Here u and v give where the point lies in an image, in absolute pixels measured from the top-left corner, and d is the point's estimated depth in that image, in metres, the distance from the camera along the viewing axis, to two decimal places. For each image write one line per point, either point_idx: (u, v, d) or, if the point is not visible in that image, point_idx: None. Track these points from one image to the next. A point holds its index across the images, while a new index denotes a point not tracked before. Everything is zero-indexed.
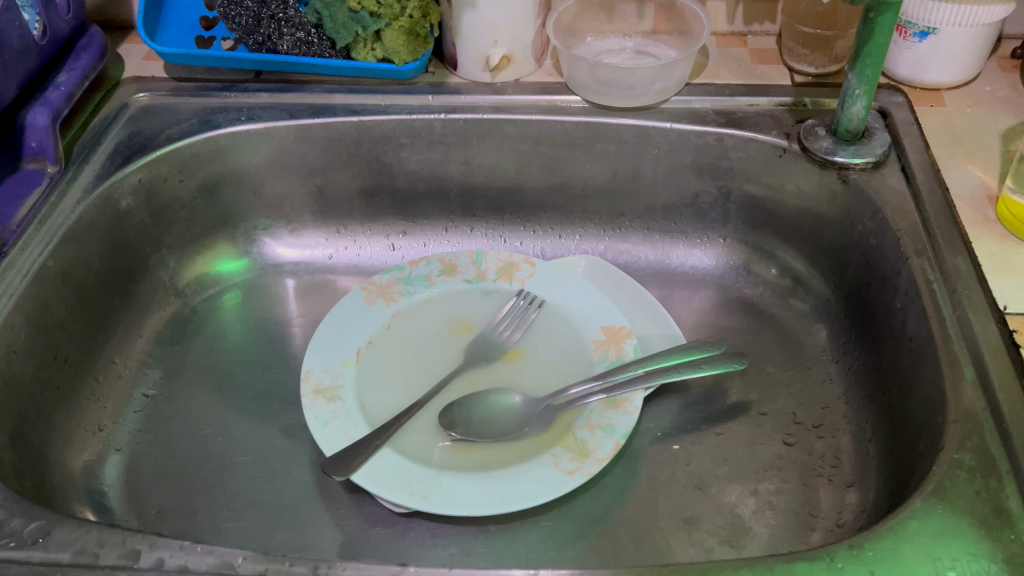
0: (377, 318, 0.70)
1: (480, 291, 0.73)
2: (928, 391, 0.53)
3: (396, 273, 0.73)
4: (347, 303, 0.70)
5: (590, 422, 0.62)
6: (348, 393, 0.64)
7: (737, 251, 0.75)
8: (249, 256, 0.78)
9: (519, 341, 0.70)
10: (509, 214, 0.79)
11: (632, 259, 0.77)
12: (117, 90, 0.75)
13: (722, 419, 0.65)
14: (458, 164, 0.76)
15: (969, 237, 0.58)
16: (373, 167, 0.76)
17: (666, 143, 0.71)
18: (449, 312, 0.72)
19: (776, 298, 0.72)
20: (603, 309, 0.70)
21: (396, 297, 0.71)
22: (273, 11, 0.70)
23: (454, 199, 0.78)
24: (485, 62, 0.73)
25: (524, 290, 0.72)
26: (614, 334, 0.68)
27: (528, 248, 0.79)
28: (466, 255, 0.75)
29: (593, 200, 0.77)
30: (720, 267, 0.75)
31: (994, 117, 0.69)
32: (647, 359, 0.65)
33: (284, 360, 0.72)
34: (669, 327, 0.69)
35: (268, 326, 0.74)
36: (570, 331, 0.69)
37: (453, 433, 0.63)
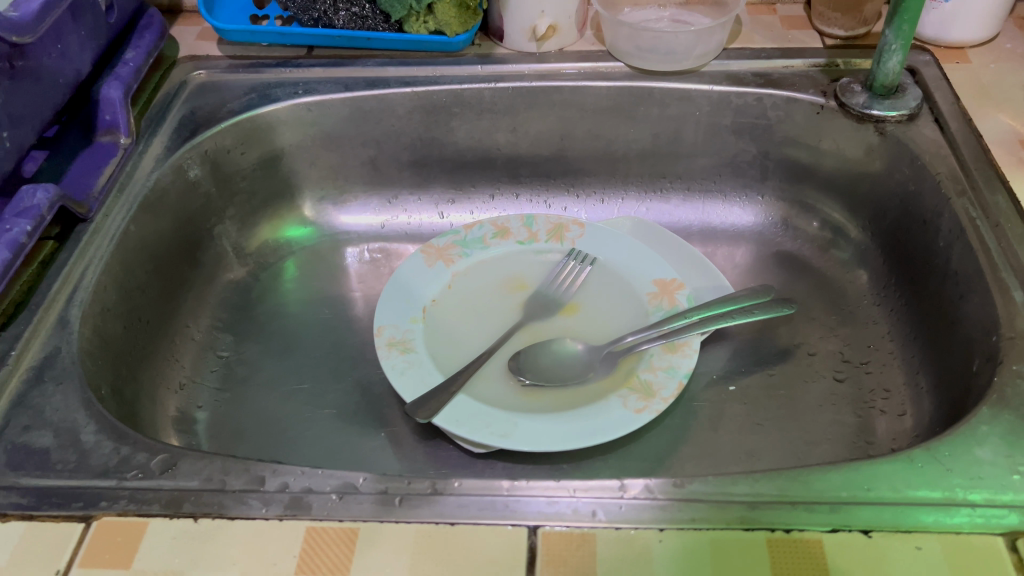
0: (439, 278, 0.73)
1: (533, 252, 0.76)
2: (978, 318, 0.57)
3: (452, 236, 0.76)
4: (409, 264, 0.73)
5: (652, 365, 0.66)
6: (420, 345, 0.67)
7: (774, 207, 0.78)
8: (309, 225, 0.81)
9: (574, 296, 0.73)
10: (553, 180, 0.82)
11: (674, 219, 0.81)
12: (175, 69, 0.78)
13: (773, 362, 0.69)
14: (506, 131, 0.79)
15: (1006, 178, 0.62)
16: (424, 136, 0.79)
17: (708, 104, 0.75)
18: (505, 272, 0.75)
19: (815, 250, 0.76)
20: (654, 264, 0.73)
21: (455, 258, 0.74)
22: None
23: (501, 167, 0.81)
24: (532, 32, 0.76)
25: (575, 249, 0.75)
26: (666, 286, 0.71)
27: (571, 213, 0.83)
28: (517, 218, 0.78)
29: (635, 163, 0.80)
30: (759, 223, 0.79)
31: (1018, 70, 0.72)
32: (700, 307, 0.69)
33: (348, 322, 0.74)
34: (717, 279, 0.73)
35: (329, 291, 0.77)
36: (623, 285, 0.73)
37: (523, 379, 0.66)
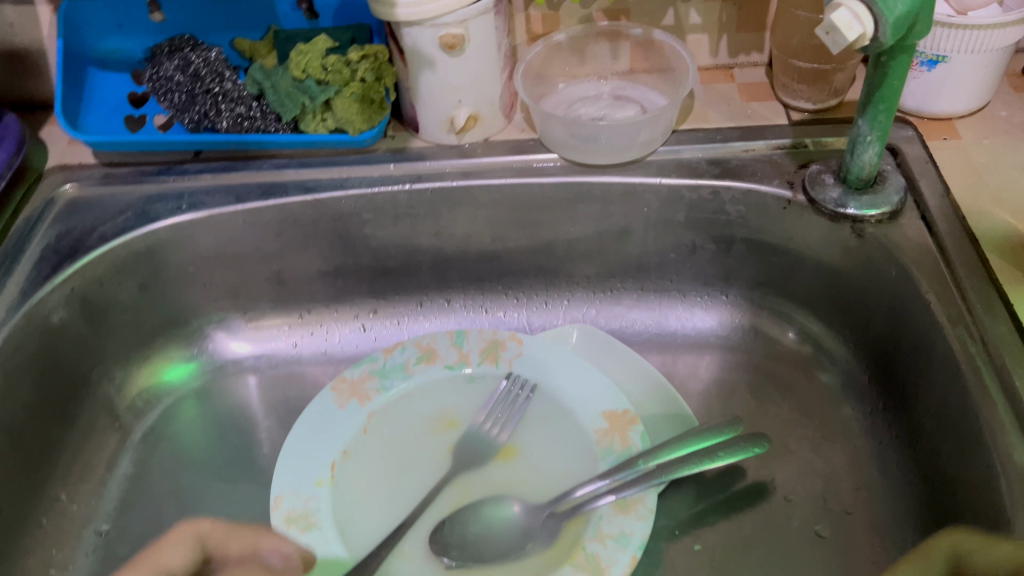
0: (352, 422, 0.62)
1: (464, 378, 0.66)
2: (983, 490, 0.47)
3: (369, 365, 0.65)
4: (316, 407, 0.62)
5: (600, 532, 0.55)
6: (325, 519, 0.56)
7: (741, 309, 0.68)
8: (196, 357, 0.71)
9: (512, 435, 0.64)
10: (488, 283, 0.72)
11: (628, 324, 0.71)
12: (42, 183, 0.67)
13: (745, 510, 0.59)
14: (428, 235, 0.68)
15: (1009, 299, 0.52)
16: (334, 245, 0.68)
17: (657, 200, 0.65)
18: (432, 406, 0.65)
19: (791, 362, 0.66)
20: (604, 389, 0.63)
21: (371, 394, 0.64)
22: (207, 86, 0.65)
23: (427, 272, 0.71)
24: (451, 124, 0.66)
25: (513, 374, 0.65)
26: (617, 421, 0.61)
27: (511, 319, 0.72)
28: (445, 336, 0.67)
29: (580, 262, 0.70)
30: (723, 326, 0.69)
31: (1015, 146, 0.62)
32: (655, 449, 0.58)
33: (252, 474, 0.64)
34: (675, 406, 0.63)
35: (231, 432, 0.67)
36: (567, 420, 0.63)
37: (448, 559, 0.57)
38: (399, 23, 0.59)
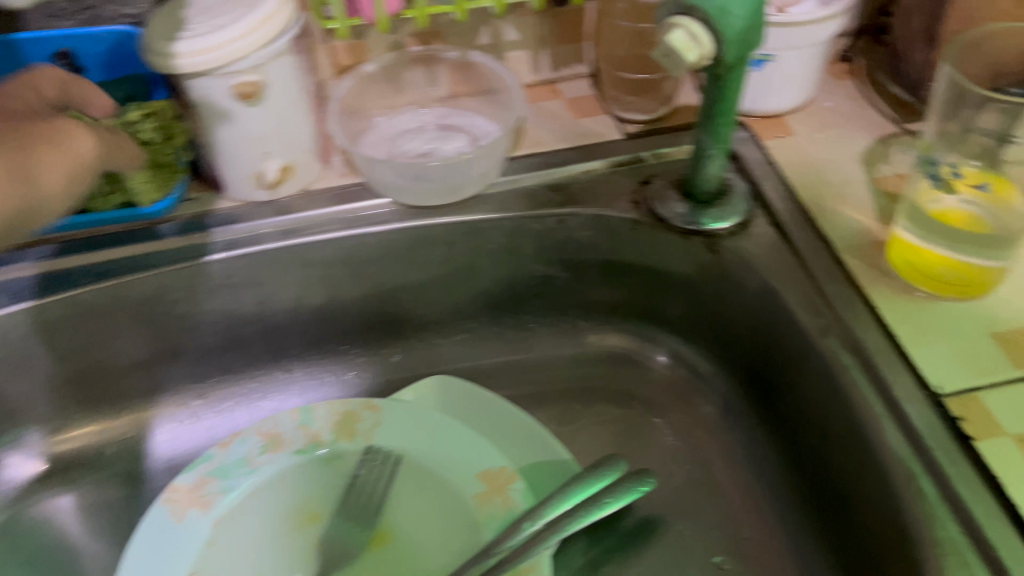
0: (194, 538, 0.54)
1: (318, 461, 0.59)
2: (880, 510, 0.45)
3: (204, 466, 0.57)
4: (147, 526, 0.53)
5: None
6: None
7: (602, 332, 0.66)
8: None
9: (383, 518, 0.58)
10: (330, 344, 0.65)
11: (487, 365, 0.66)
12: None
13: (640, 553, 0.55)
14: (253, 305, 0.60)
15: (872, 301, 0.51)
16: (143, 331, 0.59)
17: (502, 235, 0.60)
18: (286, 500, 0.58)
19: (662, 384, 0.63)
20: (474, 448, 0.58)
21: (212, 500, 0.56)
22: None
23: (258, 343, 0.63)
24: (259, 179, 0.58)
25: (372, 448, 0.59)
26: (495, 480, 0.56)
27: (361, 380, 0.66)
28: (289, 416, 0.60)
29: (428, 308, 0.64)
30: (587, 354, 0.65)
31: (847, 136, 0.61)
32: (538, 507, 0.54)
33: None
34: (554, 452, 0.58)
35: (46, 561, 0.56)
36: (440, 489, 0.57)
37: None
38: (181, 74, 0.51)
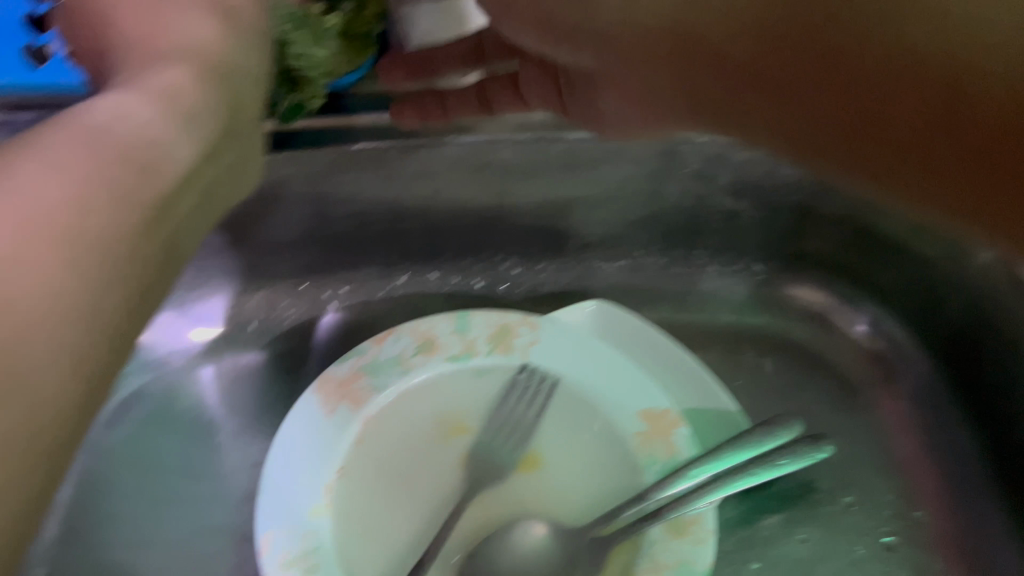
0: (342, 433, 0.52)
1: (471, 371, 0.57)
2: None
3: (358, 359, 0.55)
4: (298, 414, 0.52)
5: (655, 561, 0.47)
6: (329, 561, 0.47)
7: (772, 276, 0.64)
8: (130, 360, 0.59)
9: (532, 441, 0.55)
10: (486, 252, 0.62)
11: (647, 291, 0.64)
12: None
13: (804, 519, 0.52)
14: (423, 197, 0.57)
15: None
16: (305, 211, 0.56)
17: (699, 160, 0.55)
18: (435, 408, 0.56)
19: (852, 353, 0.61)
20: (639, 382, 0.54)
21: (363, 397, 0.54)
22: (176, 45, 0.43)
23: (415, 239, 0.61)
24: None
25: (529, 367, 0.56)
26: (658, 422, 0.52)
27: (514, 293, 0.63)
28: (445, 320, 0.57)
29: (598, 228, 0.61)
30: (750, 293, 0.64)
31: None
32: (704, 456, 0.51)
33: (213, 484, 0.54)
34: (719, 400, 0.55)
35: (192, 424, 0.57)
36: (597, 421, 0.54)
37: None
38: None
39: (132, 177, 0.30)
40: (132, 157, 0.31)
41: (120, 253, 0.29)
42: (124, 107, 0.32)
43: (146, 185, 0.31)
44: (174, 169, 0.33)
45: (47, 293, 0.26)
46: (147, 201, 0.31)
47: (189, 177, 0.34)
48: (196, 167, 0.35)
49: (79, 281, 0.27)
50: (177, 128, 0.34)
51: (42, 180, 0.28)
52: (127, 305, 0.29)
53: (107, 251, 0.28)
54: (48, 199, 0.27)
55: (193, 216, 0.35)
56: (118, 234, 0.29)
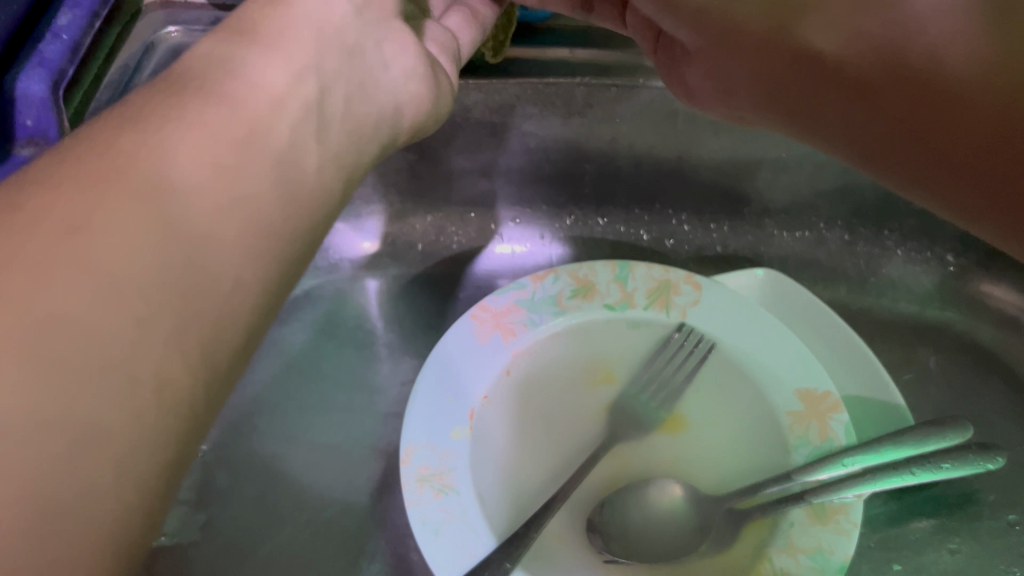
0: (493, 361, 0.52)
1: (626, 323, 0.56)
2: None
3: (516, 293, 0.55)
4: (453, 337, 0.53)
5: (790, 544, 0.45)
6: (463, 481, 0.47)
7: (961, 270, 0.59)
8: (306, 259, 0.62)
9: (677, 402, 0.54)
10: (658, 205, 0.62)
11: (818, 267, 0.61)
12: (140, 22, 0.55)
13: (960, 527, 0.49)
14: (604, 141, 0.57)
15: None
16: (486, 139, 0.57)
17: None
18: (585, 354, 0.56)
19: None
20: (800, 359, 0.52)
21: (517, 330, 0.54)
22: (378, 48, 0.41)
23: (589, 183, 0.61)
24: None
25: (686, 327, 0.55)
26: (815, 403, 0.50)
27: (679, 249, 0.62)
28: (606, 268, 0.57)
29: (779, 194, 0.59)
30: (935, 284, 0.60)
31: None
32: (859, 447, 0.48)
33: (367, 390, 0.56)
34: (883, 389, 0.53)
35: (353, 332, 0.59)
36: (751, 393, 0.52)
37: (607, 551, 0.48)
38: None
39: (238, 112, 0.29)
40: (231, 93, 0.30)
41: (240, 184, 0.28)
42: (225, 53, 0.32)
43: (254, 119, 0.30)
44: (284, 104, 0.32)
45: (164, 220, 0.25)
46: (257, 135, 0.30)
47: (307, 111, 0.33)
48: (315, 100, 0.34)
49: (206, 236, 0.26)
50: (283, 64, 0.33)
51: (167, 137, 0.27)
52: (255, 240, 0.28)
53: (222, 177, 0.28)
54: (148, 136, 0.27)
55: (322, 151, 0.34)
56: (245, 182, 0.29)
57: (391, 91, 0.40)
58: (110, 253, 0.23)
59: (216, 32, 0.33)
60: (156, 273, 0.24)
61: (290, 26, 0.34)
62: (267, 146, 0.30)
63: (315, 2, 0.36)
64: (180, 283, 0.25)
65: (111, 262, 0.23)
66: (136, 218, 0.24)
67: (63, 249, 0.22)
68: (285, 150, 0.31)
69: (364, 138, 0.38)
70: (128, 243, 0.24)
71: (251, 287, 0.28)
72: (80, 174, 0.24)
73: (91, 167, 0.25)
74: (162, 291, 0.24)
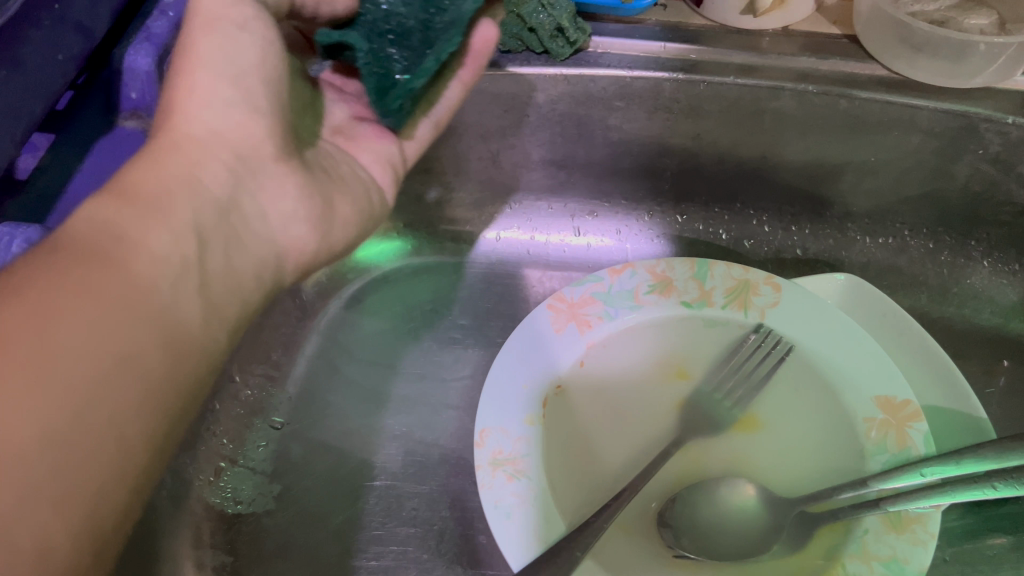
0: (567, 353, 0.53)
1: (701, 321, 0.55)
2: None
3: (593, 285, 0.55)
4: (530, 325, 0.53)
5: (864, 550, 0.45)
6: (533, 467, 0.48)
7: None
8: (389, 242, 0.64)
9: (751, 403, 0.54)
10: (737, 204, 0.62)
11: (898, 274, 0.61)
12: None
13: None
14: (688, 137, 0.57)
15: None
16: (569, 131, 0.57)
17: (1000, 143, 0.51)
18: (659, 350, 0.55)
19: None
20: (882, 365, 0.51)
21: (593, 322, 0.54)
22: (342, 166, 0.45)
23: (669, 179, 0.61)
24: (751, 5, 0.51)
25: (763, 328, 0.54)
26: (895, 412, 0.49)
27: (756, 250, 0.63)
28: (684, 264, 0.56)
29: (862, 198, 0.58)
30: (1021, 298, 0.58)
31: None
32: (935, 457, 0.46)
33: (440, 373, 0.57)
34: (964, 400, 0.52)
35: (427, 316, 0.60)
36: (829, 397, 0.51)
37: (676, 547, 0.48)
38: None
39: (117, 280, 0.30)
40: (113, 253, 0.31)
41: (116, 351, 0.29)
42: (102, 212, 0.32)
43: (136, 278, 0.31)
44: (167, 262, 0.33)
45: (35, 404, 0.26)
46: (141, 293, 0.31)
47: (188, 269, 0.34)
48: (202, 253, 0.34)
49: (111, 402, 0.29)
50: (164, 227, 0.33)
51: (42, 293, 0.28)
52: (148, 394, 0.30)
53: (99, 349, 0.28)
54: (29, 314, 0.27)
55: (209, 303, 0.35)
56: (138, 330, 0.30)
57: (277, 235, 0.40)
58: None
59: (98, 195, 0.33)
60: (43, 460, 0.26)
61: (168, 187, 0.35)
62: (150, 305, 0.31)
63: (197, 158, 0.37)
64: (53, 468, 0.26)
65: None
66: (22, 400, 0.26)
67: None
68: (169, 310, 0.32)
69: (244, 289, 0.38)
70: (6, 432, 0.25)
71: (126, 444, 0.29)
72: None
73: None
74: (45, 473, 0.26)
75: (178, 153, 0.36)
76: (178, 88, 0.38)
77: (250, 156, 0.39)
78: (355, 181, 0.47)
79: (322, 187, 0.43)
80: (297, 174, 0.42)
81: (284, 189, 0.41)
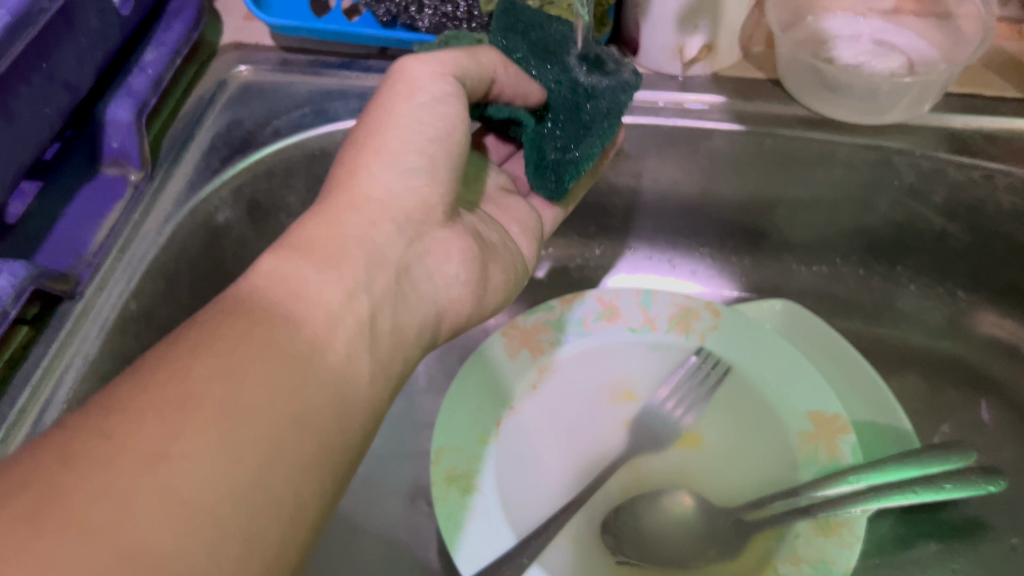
0: (522, 376, 0.56)
1: (647, 346, 0.59)
2: None
3: (545, 313, 0.59)
4: (488, 353, 0.57)
5: (795, 553, 0.47)
6: (487, 481, 0.50)
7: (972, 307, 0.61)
8: None
9: (694, 421, 0.57)
10: (682, 238, 0.66)
11: (834, 300, 0.64)
12: (214, 62, 0.62)
13: (958, 548, 0.52)
14: (631, 177, 0.61)
15: None
16: None
17: (914, 173, 0.55)
18: (608, 374, 0.59)
19: None
20: (811, 381, 0.55)
21: (545, 348, 0.58)
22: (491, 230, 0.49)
23: (618, 216, 0.65)
24: (679, 53, 0.56)
25: (703, 351, 0.58)
26: (826, 425, 0.52)
27: (700, 280, 0.67)
28: (631, 293, 0.61)
29: (797, 230, 0.63)
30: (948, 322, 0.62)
31: None
32: (864, 466, 0.50)
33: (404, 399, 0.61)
34: (889, 413, 0.55)
35: None
36: (766, 412, 0.55)
37: (621, 556, 0.51)
38: None
39: (296, 333, 0.34)
40: (289, 312, 0.35)
41: (297, 406, 0.32)
42: (284, 273, 0.36)
43: (315, 339, 0.35)
44: (341, 319, 0.36)
45: (220, 441, 0.29)
46: (315, 349, 0.34)
47: (363, 327, 0.37)
48: (369, 312, 0.38)
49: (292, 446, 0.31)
50: (340, 282, 0.37)
51: (230, 345, 0.32)
52: (329, 444, 0.33)
53: (281, 402, 0.32)
54: (222, 365, 0.31)
55: (377, 358, 0.37)
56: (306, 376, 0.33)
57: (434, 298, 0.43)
58: (188, 485, 0.28)
59: (282, 250, 0.37)
60: (225, 500, 0.28)
61: (344, 240, 0.39)
62: (325, 365, 0.34)
63: (369, 216, 0.40)
64: (244, 500, 0.29)
65: (189, 494, 0.28)
66: (211, 455, 0.29)
67: (140, 480, 0.27)
68: (343, 366, 0.35)
69: (410, 348, 0.40)
70: (201, 469, 0.28)
71: (308, 490, 0.32)
72: (142, 403, 0.29)
73: (166, 394, 0.30)
74: (227, 512, 0.28)
75: (351, 214, 0.40)
76: (363, 159, 0.42)
77: (420, 221, 0.42)
78: (504, 248, 0.50)
79: (477, 254, 0.46)
80: (462, 240, 0.45)
81: (448, 254, 0.44)
